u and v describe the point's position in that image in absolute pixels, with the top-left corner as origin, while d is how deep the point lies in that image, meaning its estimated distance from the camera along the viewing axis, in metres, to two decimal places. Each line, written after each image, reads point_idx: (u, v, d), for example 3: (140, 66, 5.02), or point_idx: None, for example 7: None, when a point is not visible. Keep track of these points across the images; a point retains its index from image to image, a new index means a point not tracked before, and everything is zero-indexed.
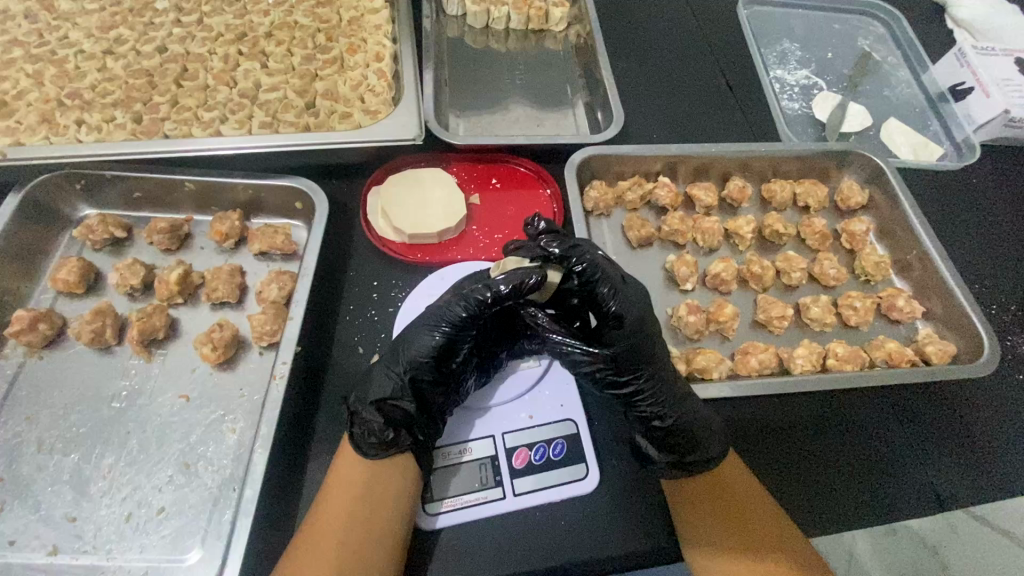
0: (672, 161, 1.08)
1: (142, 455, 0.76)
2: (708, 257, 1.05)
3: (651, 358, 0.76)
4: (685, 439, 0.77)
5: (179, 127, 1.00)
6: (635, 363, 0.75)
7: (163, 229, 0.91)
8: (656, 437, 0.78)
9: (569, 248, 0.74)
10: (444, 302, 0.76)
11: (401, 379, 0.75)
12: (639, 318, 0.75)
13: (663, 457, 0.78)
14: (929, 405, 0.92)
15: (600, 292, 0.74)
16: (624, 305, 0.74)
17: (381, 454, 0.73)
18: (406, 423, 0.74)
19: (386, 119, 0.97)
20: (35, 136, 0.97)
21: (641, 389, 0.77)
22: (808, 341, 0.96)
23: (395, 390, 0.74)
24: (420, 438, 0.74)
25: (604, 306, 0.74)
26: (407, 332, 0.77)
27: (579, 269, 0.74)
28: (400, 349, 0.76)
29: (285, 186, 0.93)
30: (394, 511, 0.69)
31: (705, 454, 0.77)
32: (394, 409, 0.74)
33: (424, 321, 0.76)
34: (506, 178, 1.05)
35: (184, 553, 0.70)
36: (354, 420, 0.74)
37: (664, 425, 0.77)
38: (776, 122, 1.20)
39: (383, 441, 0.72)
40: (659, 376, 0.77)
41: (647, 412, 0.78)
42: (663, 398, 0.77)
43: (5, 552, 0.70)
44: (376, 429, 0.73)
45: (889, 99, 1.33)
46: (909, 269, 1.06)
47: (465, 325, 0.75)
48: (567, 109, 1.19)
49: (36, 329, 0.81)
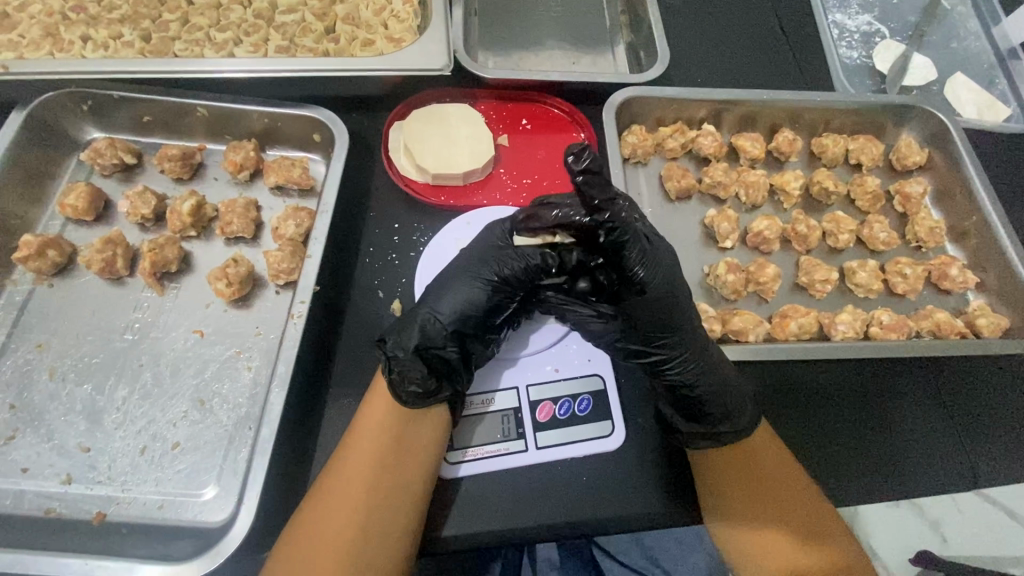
0: (718, 108, 1.00)
1: (156, 389, 0.74)
2: (749, 214, 0.98)
3: (681, 327, 0.71)
4: (709, 410, 0.72)
5: (190, 48, 0.94)
6: (664, 331, 0.71)
7: (174, 156, 0.86)
8: (683, 407, 0.74)
9: (607, 199, 0.66)
10: (495, 253, 0.74)
11: (445, 328, 0.72)
12: (667, 289, 0.69)
13: (687, 426, 0.74)
14: (975, 381, 0.87)
15: (628, 255, 0.68)
16: (651, 272, 0.68)
17: (420, 402, 0.68)
18: (446, 373, 0.71)
19: (413, 46, 0.89)
20: (39, 52, 0.91)
21: (670, 358, 0.72)
22: (852, 307, 0.90)
23: (439, 339, 0.71)
24: (460, 391, 0.71)
25: (632, 272, 0.68)
26: (447, 280, 0.74)
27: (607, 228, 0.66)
28: (441, 296, 0.73)
29: (303, 116, 0.87)
30: (423, 461, 0.67)
31: (736, 426, 0.73)
32: (434, 357, 0.71)
33: (468, 271, 0.74)
34: (538, 119, 0.98)
35: (200, 489, 0.69)
36: (392, 364, 0.69)
37: (690, 395, 0.72)
38: (832, 70, 1.10)
39: (425, 390, 0.68)
40: (692, 342, 0.72)
41: (674, 380, 0.73)
42: (693, 367, 0.72)
43: (19, 479, 0.69)
44: (418, 378, 0.68)
45: (955, 51, 1.21)
46: (965, 237, 0.99)
47: (514, 280, 0.73)
48: (604, 47, 1.10)
49: (45, 255, 0.78)
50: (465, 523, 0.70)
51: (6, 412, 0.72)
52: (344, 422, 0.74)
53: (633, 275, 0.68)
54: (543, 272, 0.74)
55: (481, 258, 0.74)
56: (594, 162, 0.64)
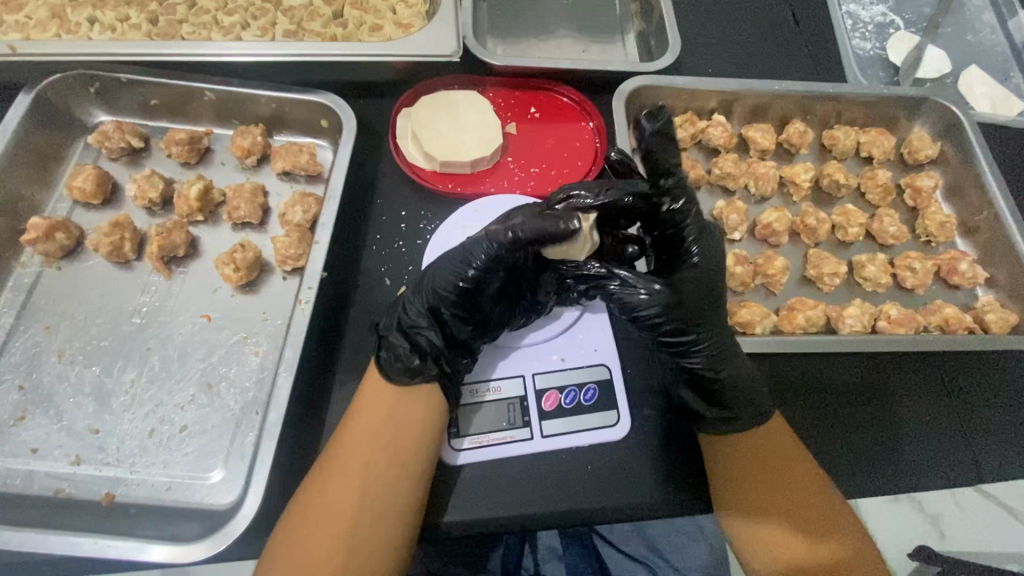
0: (729, 98, 0.99)
1: (164, 372, 0.74)
2: (758, 206, 0.97)
3: (713, 309, 0.74)
4: (736, 393, 0.74)
5: (198, 31, 0.94)
6: (699, 313, 0.73)
7: (181, 140, 0.86)
8: (708, 391, 0.74)
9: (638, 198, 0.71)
10: (472, 238, 0.73)
11: (423, 309, 0.73)
12: (712, 269, 0.75)
13: (713, 412, 0.74)
14: (982, 377, 0.87)
15: (686, 228, 0.75)
16: (704, 249, 0.75)
17: (407, 381, 0.69)
18: (432, 352, 0.71)
19: (421, 33, 0.87)
20: (46, 33, 0.91)
21: (699, 340, 0.73)
22: (860, 301, 0.90)
23: (418, 320, 0.72)
24: (447, 370, 0.71)
25: (687, 246, 0.75)
26: (433, 266, 0.74)
27: (671, 194, 0.74)
28: (426, 281, 0.73)
29: (310, 102, 0.87)
30: (423, 443, 0.67)
31: (756, 409, 0.74)
32: (420, 336, 0.71)
33: (452, 256, 0.73)
34: (547, 107, 0.97)
35: (207, 472, 0.69)
36: (382, 344, 0.72)
37: (716, 378, 0.73)
38: (844, 61, 1.08)
39: (408, 367, 0.69)
40: (717, 327, 0.74)
41: (698, 364, 0.74)
42: (720, 350, 0.74)
43: (28, 460, 0.69)
44: (403, 354, 0.70)
45: (970, 44, 1.20)
46: (976, 232, 0.98)
47: (499, 261, 0.72)
48: (614, 36, 1.09)
49: (53, 238, 0.78)
50: (469, 508, 0.71)
51: (15, 393, 0.72)
52: (350, 407, 0.74)
53: (688, 250, 0.75)
54: (522, 246, 0.70)
55: (465, 243, 0.73)
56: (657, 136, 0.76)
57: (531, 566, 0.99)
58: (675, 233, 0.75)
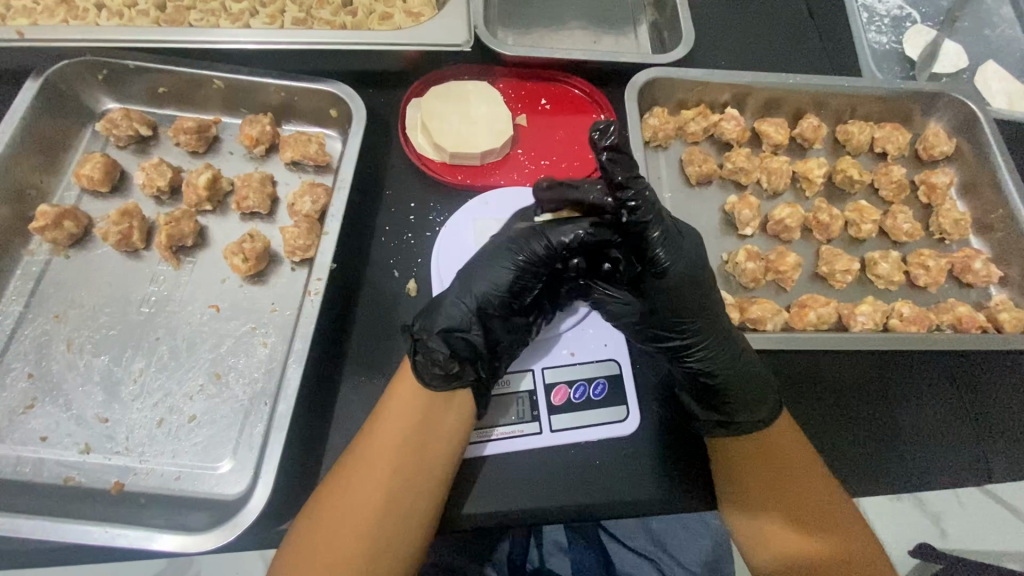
0: (742, 91, 0.98)
1: (172, 361, 0.74)
2: (770, 202, 0.96)
3: (700, 313, 0.72)
4: (734, 398, 0.72)
5: (206, 18, 0.93)
6: (681, 316, 0.72)
7: (189, 129, 0.85)
8: (701, 392, 0.75)
9: (629, 178, 0.65)
10: (523, 235, 0.73)
11: (470, 311, 0.71)
12: (688, 273, 0.70)
13: (708, 415, 0.73)
14: (993, 377, 0.86)
15: (651, 236, 0.68)
16: (673, 256, 0.69)
17: (444, 386, 0.68)
18: (472, 357, 0.70)
19: (432, 21, 0.86)
20: (53, 19, 0.90)
21: (690, 342, 0.73)
22: (872, 299, 0.89)
23: (463, 322, 0.70)
24: (483, 376, 0.69)
25: (654, 253, 0.68)
26: (480, 265, 0.73)
27: (630, 207, 0.66)
28: (472, 281, 0.72)
29: (319, 90, 0.86)
30: (449, 448, 0.66)
31: (757, 415, 0.72)
32: (460, 340, 0.69)
33: (499, 254, 0.73)
34: (558, 99, 0.96)
35: (216, 462, 0.69)
36: (417, 347, 0.69)
37: (709, 381, 0.73)
38: (860, 54, 1.07)
39: (447, 372, 0.67)
40: (713, 332, 0.73)
41: (693, 367, 0.74)
42: (715, 353, 0.73)
43: (38, 447, 0.69)
44: (441, 360, 0.67)
45: (988, 39, 1.17)
46: (991, 230, 0.97)
47: (546, 262, 0.72)
48: (626, 26, 1.08)
49: (61, 226, 0.78)
50: (478, 502, 0.71)
51: (24, 380, 0.72)
52: (358, 399, 0.74)
53: (656, 257, 0.69)
54: (566, 249, 0.72)
55: (514, 240, 0.73)
56: (620, 139, 0.63)
57: (536, 560, 1.00)
58: (641, 244, 0.69)
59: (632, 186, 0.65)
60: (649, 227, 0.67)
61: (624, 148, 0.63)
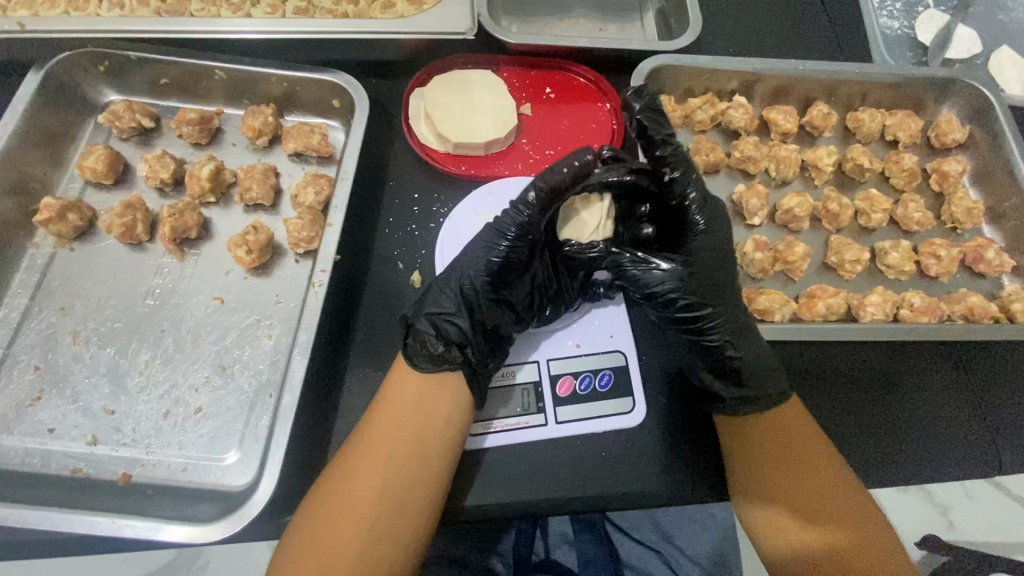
0: (751, 78, 0.96)
1: (178, 353, 0.74)
2: (779, 191, 0.95)
3: (724, 284, 0.73)
4: (756, 370, 0.72)
5: (207, 8, 0.93)
6: (705, 287, 0.72)
7: (191, 121, 0.84)
8: (725, 370, 0.73)
9: (666, 136, 0.73)
10: (506, 210, 0.71)
11: (456, 294, 0.71)
12: (720, 239, 0.74)
13: (734, 391, 0.72)
14: (1004, 366, 0.84)
15: (687, 200, 0.73)
16: (709, 217, 0.74)
17: (433, 368, 0.69)
18: (459, 341, 0.70)
19: (434, 8, 0.85)
20: (54, 10, 0.90)
21: (715, 315, 0.72)
22: (882, 289, 0.88)
23: (451, 306, 0.70)
24: (472, 359, 0.70)
25: (691, 216, 0.73)
26: (468, 248, 0.72)
27: (670, 164, 0.73)
28: (457, 266, 0.72)
29: (321, 80, 0.85)
30: (449, 435, 0.66)
31: (778, 386, 0.72)
32: (448, 325, 0.70)
33: (484, 235, 0.72)
34: (563, 88, 0.95)
35: (222, 453, 0.70)
36: (408, 330, 0.70)
37: (734, 354, 0.72)
38: (871, 40, 1.05)
39: (434, 354, 0.69)
40: (732, 307, 0.74)
41: (717, 340, 0.72)
42: (735, 323, 0.73)
43: (45, 439, 0.70)
44: (428, 342, 0.69)
45: (1002, 24, 1.14)
46: (1003, 218, 0.95)
47: (534, 235, 0.71)
48: (632, 13, 1.06)
49: (65, 219, 0.77)
50: (485, 493, 0.70)
51: (32, 373, 0.73)
52: (364, 392, 0.74)
53: (692, 219, 0.73)
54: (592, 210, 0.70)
55: (497, 219, 0.71)
56: (653, 102, 0.75)
57: (541, 551, 1.00)
58: (679, 206, 0.73)
59: (668, 146, 0.73)
60: (688, 189, 0.73)
61: (660, 109, 0.75)
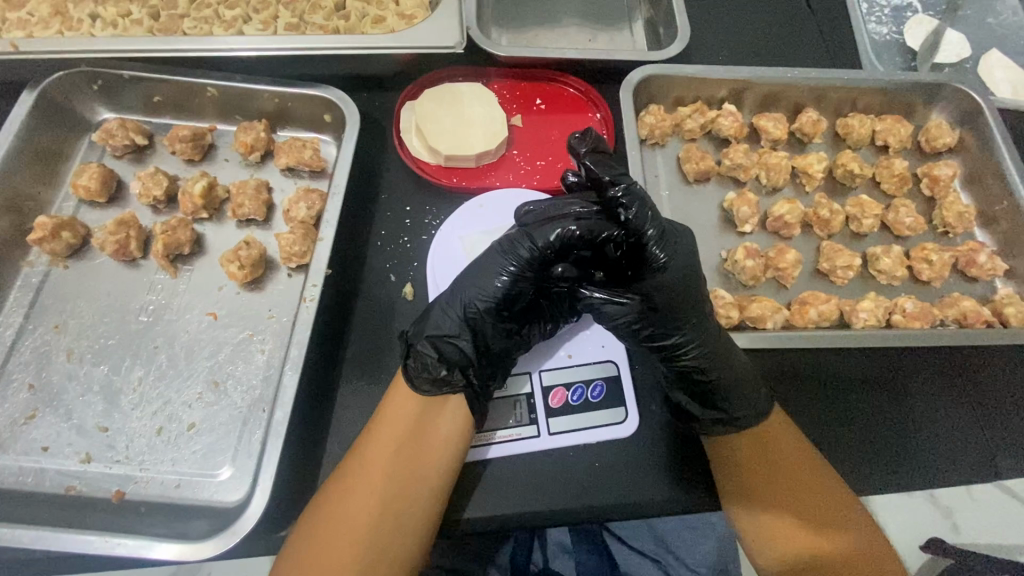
0: (739, 86, 0.97)
1: (171, 370, 0.74)
2: (770, 198, 0.95)
3: (697, 309, 0.71)
4: (733, 395, 0.72)
5: (200, 26, 0.94)
6: (675, 313, 0.71)
7: (184, 137, 0.85)
8: (698, 393, 0.73)
9: (617, 175, 0.71)
10: (511, 236, 0.73)
11: (458, 318, 0.71)
12: (683, 270, 0.71)
13: (709, 414, 0.73)
14: (999, 371, 0.84)
15: (646, 234, 0.69)
16: (669, 251, 0.70)
17: (433, 390, 0.69)
18: (461, 362, 0.70)
19: (424, 22, 0.86)
20: (48, 30, 0.91)
21: (683, 342, 0.71)
22: (874, 295, 0.88)
23: (452, 328, 0.71)
24: (474, 381, 0.70)
25: (649, 250, 0.69)
26: (471, 269, 0.73)
27: (622, 202, 0.69)
28: (460, 288, 0.72)
29: (313, 96, 0.86)
30: (445, 454, 0.66)
31: (755, 408, 0.72)
32: (448, 347, 0.70)
33: (492, 257, 0.73)
34: (553, 99, 0.96)
35: (215, 469, 0.70)
36: (409, 352, 0.70)
37: (703, 379, 0.72)
38: (859, 46, 1.05)
39: (435, 377, 0.69)
40: (707, 332, 0.72)
41: (687, 365, 0.72)
42: (711, 350, 0.72)
43: (39, 458, 0.70)
44: (430, 364, 0.69)
45: (991, 28, 1.15)
46: (995, 222, 0.95)
47: (533, 264, 0.71)
48: (622, 23, 1.07)
49: (59, 237, 0.78)
50: (480, 506, 0.70)
51: (26, 391, 0.73)
52: (358, 406, 0.74)
53: (651, 254, 0.69)
54: (550, 249, 0.70)
55: (503, 243, 0.73)
56: (596, 144, 0.74)
57: (541, 562, 1.00)
58: (637, 241, 0.70)
59: (620, 182, 0.70)
60: (644, 225, 0.69)
61: (605, 150, 0.74)
